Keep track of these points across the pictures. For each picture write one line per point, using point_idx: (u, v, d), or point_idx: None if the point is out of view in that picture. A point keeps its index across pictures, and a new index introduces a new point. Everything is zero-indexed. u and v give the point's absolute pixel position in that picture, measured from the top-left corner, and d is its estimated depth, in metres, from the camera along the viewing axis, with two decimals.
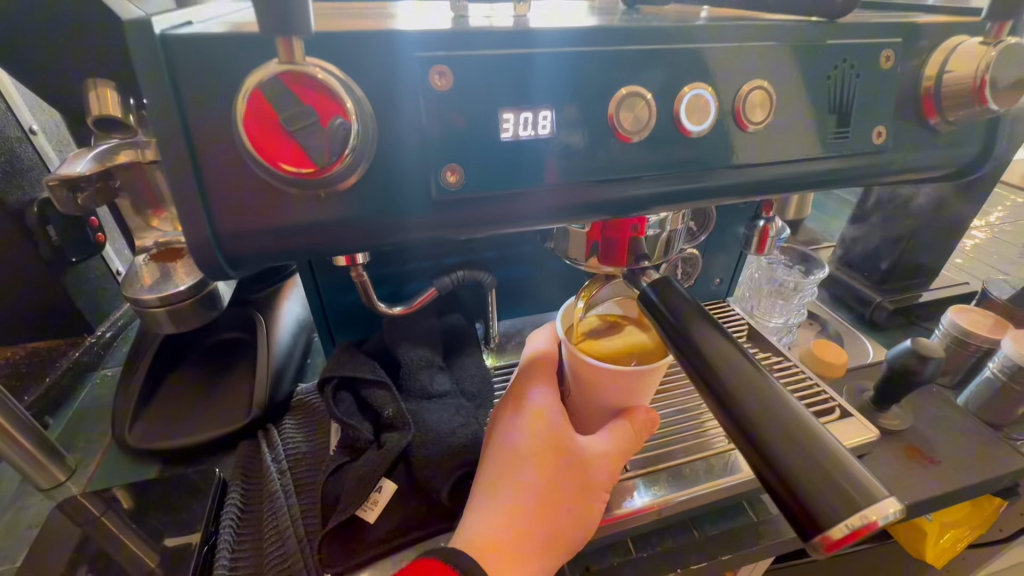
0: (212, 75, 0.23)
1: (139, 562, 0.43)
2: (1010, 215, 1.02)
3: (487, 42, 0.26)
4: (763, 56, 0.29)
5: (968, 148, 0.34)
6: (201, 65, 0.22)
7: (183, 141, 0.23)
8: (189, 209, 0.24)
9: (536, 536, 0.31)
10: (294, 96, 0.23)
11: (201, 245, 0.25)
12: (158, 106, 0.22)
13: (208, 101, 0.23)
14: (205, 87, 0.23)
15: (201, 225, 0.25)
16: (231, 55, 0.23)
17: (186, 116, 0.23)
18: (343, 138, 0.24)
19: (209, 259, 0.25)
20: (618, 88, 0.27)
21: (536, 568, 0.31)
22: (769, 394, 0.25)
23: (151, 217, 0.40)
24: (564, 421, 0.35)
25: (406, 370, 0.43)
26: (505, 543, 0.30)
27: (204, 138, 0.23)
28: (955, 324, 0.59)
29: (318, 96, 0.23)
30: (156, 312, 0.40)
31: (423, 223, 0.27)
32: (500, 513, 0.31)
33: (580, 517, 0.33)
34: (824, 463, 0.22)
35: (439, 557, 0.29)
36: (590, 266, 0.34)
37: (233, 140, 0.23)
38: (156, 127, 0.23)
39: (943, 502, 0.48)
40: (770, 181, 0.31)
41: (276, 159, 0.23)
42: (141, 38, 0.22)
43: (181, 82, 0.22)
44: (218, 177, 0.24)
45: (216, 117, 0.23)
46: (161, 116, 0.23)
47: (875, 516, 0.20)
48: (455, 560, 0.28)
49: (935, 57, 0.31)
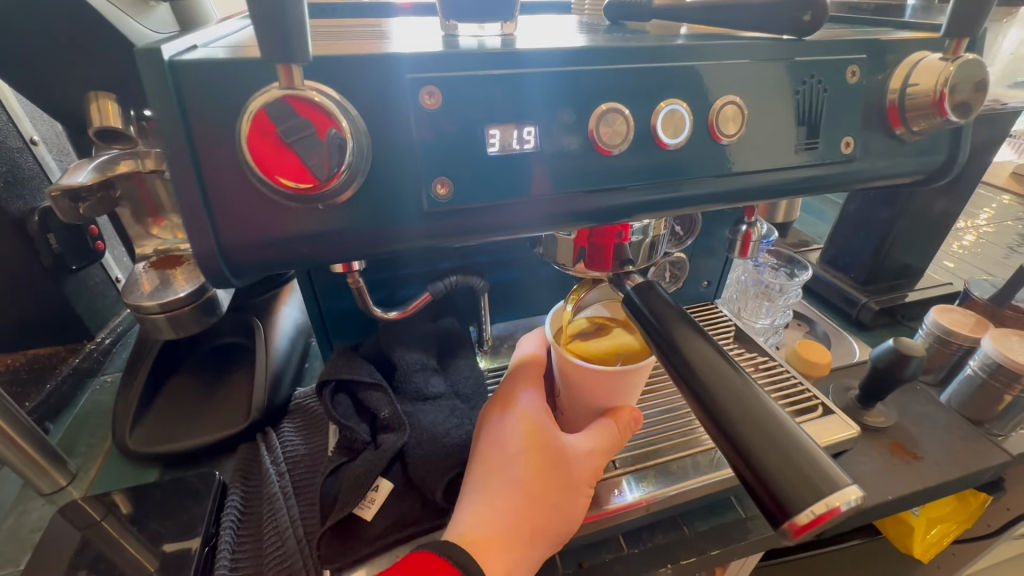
0: (217, 97, 0.24)
1: (138, 566, 0.44)
2: (996, 217, 1.04)
3: (473, 62, 0.27)
4: (736, 72, 0.30)
5: (937, 155, 0.36)
6: (206, 87, 0.24)
7: (189, 157, 0.24)
8: (195, 222, 0.25)
9: (526, 531, 0.32)
10: (292, 115, 0.24)
11: (206, 256, 0.26)
12: (166, 125, 0.24)
13: (213, 120, 0.24)
14: (209, 107, 0.24)
15: (207, 238, 0.26)
16: (235, 78, 0.24)
17: (191, 134, 0.24)
18: (338, 154, 0.25)
19: (214, 268, 0.27)
20: (599, 104, 0.29)
21: (525, 560, 0.32)
22: (744, 392, 0.26)
23: (151, 225, 0.42)
24: (551, 421, 0.36)
25: (401, 373, 0.44)
26: (496, 537, 0.31)
27: (208, 154, 0.25)
28: (937, 324, 0.61)
29: (314, 115, 0.24)
30: (156, 318, 0.41)
31: (415, 233, 0.29)
32: (491, 509, 0.32)
33: (568, 512, 0.34)
34: (793, 454, 0.23)
35: (432, 549, 0.30)
36: (577, 271, 0.35)
37: (235, 156, 0.25)
38: (164, 145, 0.24)
39: (925, 496, 0.50)
40: (746, 189, 0.33)
41: (274, 172, 0.25)
42: (149, 63, 0.23)
43: (187, 102, 0.24)
44: (223, 192, 0.25)
45: (221, 135, 0.24)
46: (168, 134, 0.24)
47: (838, 503, 0.21)
48: (448, 550, 0.30)
49: (899, 73, 0.33)
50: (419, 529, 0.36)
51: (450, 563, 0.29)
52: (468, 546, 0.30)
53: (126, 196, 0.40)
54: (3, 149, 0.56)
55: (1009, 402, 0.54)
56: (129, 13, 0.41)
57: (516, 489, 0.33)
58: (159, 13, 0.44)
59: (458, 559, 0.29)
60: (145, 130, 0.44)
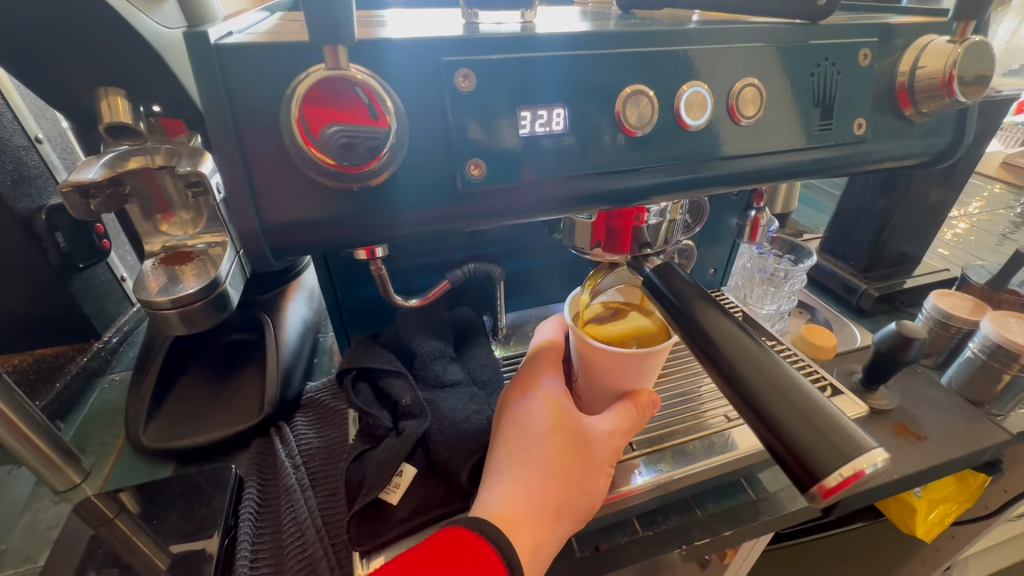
0: (262, 81, 0.25)
1: (149, 563, 0.43)
2: (988, 206, 1.06)
3: (501, 47, 0.28)
4: (752, 57, 0.31)
5: (941, 137, 0.37)
6: (253, 72, 0.25)
7: (234, 141, 0.25)
8: (239, 204, 0.26)
9: (550, 508, 0.33)
10: (325, 104, 0.25)
11: (250, 237, 0.27)
12: (212, 109, 0.25)
13: (258, 101, 0.25)
14: (255, 90, 0.25)
15: (251, 220, 0.27)
16: (277, 63, 0.25)
17: (237, 118, 0.25)
18: (342, 144, 0.25)
19: (256, 249, 0.28)
20: (624, 87, 0.30)
21: (552, 537, 0.33)
22: (770, 366, 0.27)
23: (161, 222, 0.38)
24: (573, 403, 0.37)
25: (420, 360, 0.45)
26: (525, 513, 0.32)
27: (253, 137, 0.26)
28: (936, 308, 0.63)
29: (348, 104, 0.25)
30: (168, 316, 0.32)
31: (441, 215, 0.30)
32: (520, 486, 0.33)
33: (592, 491, 0.35)
34: (820, 422, 0.24)
35: (462, 525, 0.31)
36: (595, 255, 0.36)
37: (279, 137, 0.26)
38: (211, 131, 0.25)
39: (929, 475, 0.51)
40: (761, 170, 0.34)
41: (311, 141, 0.26)
42: (195, 48, 0.24)
43: (232, 87, 0.25)
44: (266, 175, 0.26)
45: (262, 115, 0.25)
46: (215, 121, 0.25)
47: (864, 465, 0.22)
48: (480, 526, 0.31)
49: (908, 56, 0.34)
50: (444, 510, 0.36)
51: (478, 534, 0.31)
52: (498, 522, 0.31)
53: (135, 192, 0.37)
54: (8, 148, 0.55)
55: (1008, 382, 0.55)
56: (140, 9, 0.36)
57: (542, 466, 0.34)
58: (169, 9, 0.39)
59: (490, 535, 0.30)
60: (156, 127, 0.38)
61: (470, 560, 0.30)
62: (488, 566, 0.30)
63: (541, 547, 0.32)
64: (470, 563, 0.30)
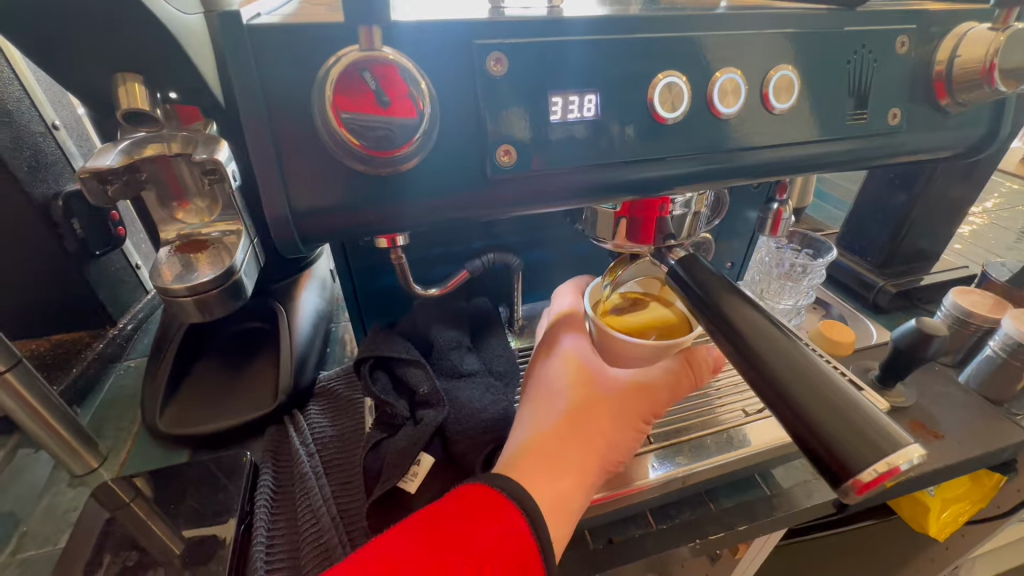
0: (292, 60, 0.25)
1: (164, 549, 0.44)
2: (1006, 203, 1.04)
3: (532, 30, 0.28)
4: (784, 43, 0.31)
5: (975, 129, 0.36)
6: (284, 53, 0.25)
7: (264, 122, 0.25)
8: (270, 190, 0.26)
9: (573, 469, 0.33)
10: (334, 94, 0.25)
11: (280, 223, 0.27)
12: (243, 91, 0.25)
13: (289, 85, 0.25)
14: (284, 70, 0.25)
15: (281, 206, 0.27)
16: (306, 45, 0.25)
17: (266, 98, 0.25)
18: (356, 134, 0.25)
19: (286, 234, 0.28)
20: (656, 74, 0.29)
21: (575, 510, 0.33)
22: (803, 361, 0.26)
23: (176, 209, 0.37)
24: (597, 364, 0.37)
25: (438, 351, 0.45)
26: (545, 474, 0.32)
27: (283, 120, 0.26)
28: (956, 305, 0.62)
29: (359, 92, 0.25)
30: (184, 305, 0.32)
31: (468, 200, 0.29)
32: (540, 451, 0.33)
33: (619, 445, 0.35)
34: (854, 419, 0.23)
35: (484, 481, 0.32)
36: (616, 245, 0.35)
37: (309, 119, 0.26)
38: (243, 115, 0.25)
39: (946, 474, 0.50)
40: (789, 161, 0.33)
41: (329, 133, 0.26)
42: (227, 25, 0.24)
43: (263, 67, 0.25)
44: (296, 159, 0.26)
45: (292, 98, 0.25)
46: (248, 105, 0.25)
47: (900, 461, 0.21)
48: (503, 484, 0.32)
49: (946, 43, 0.33)
50: None
51: (506, 497, 0.31)
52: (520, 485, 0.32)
53: (151, 178, 0.35)
54: (25, 133, 0.56)
55: None
56: None
57: (565, 436, 0.34)
58: None
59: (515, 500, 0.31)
60: (173, 114, 0.36)
61: (488, 515, 0.30)
62: (507, 520, 0.30)
63: (565, 501, 0.32)
64: (494, 516, 0.30)
